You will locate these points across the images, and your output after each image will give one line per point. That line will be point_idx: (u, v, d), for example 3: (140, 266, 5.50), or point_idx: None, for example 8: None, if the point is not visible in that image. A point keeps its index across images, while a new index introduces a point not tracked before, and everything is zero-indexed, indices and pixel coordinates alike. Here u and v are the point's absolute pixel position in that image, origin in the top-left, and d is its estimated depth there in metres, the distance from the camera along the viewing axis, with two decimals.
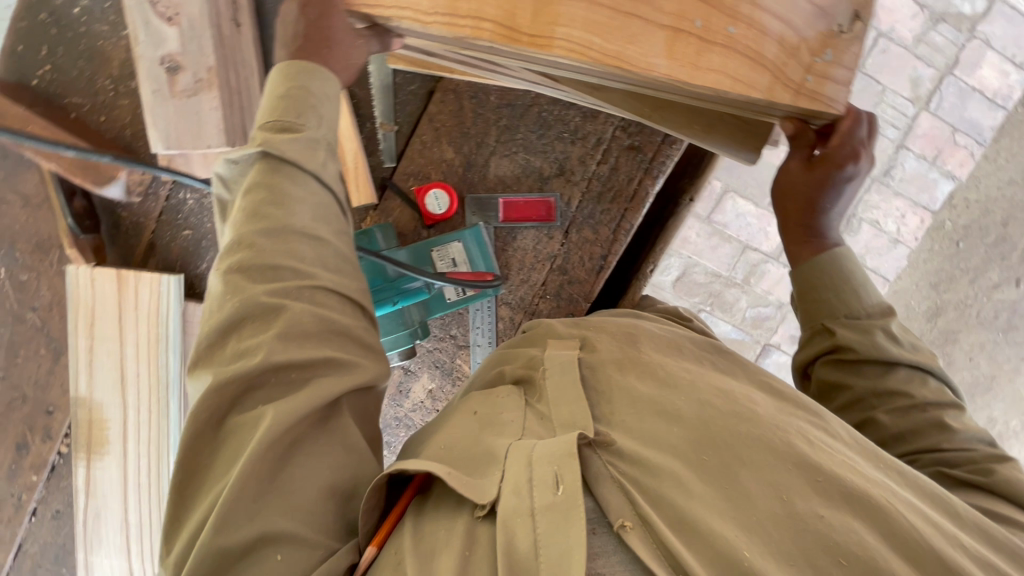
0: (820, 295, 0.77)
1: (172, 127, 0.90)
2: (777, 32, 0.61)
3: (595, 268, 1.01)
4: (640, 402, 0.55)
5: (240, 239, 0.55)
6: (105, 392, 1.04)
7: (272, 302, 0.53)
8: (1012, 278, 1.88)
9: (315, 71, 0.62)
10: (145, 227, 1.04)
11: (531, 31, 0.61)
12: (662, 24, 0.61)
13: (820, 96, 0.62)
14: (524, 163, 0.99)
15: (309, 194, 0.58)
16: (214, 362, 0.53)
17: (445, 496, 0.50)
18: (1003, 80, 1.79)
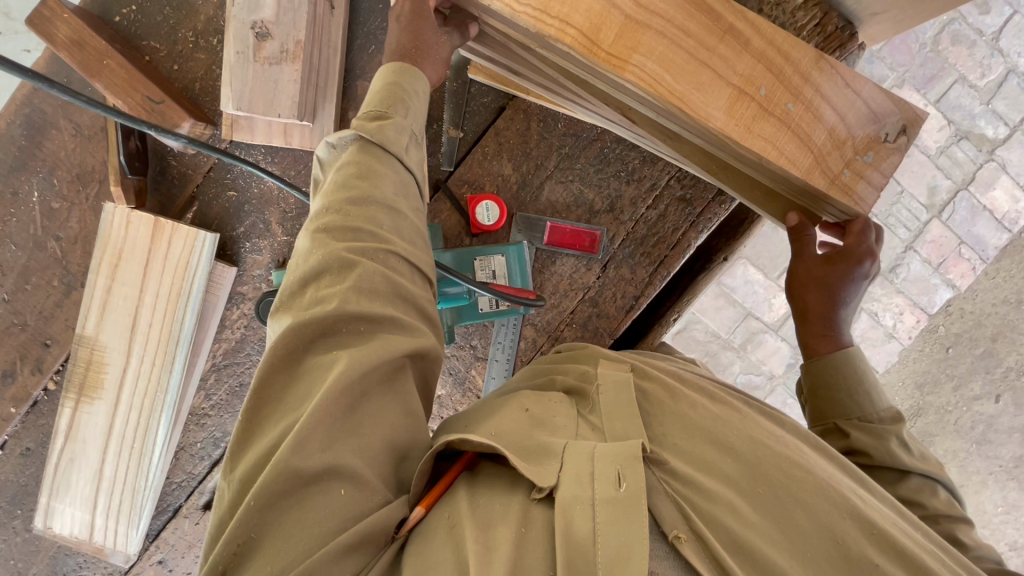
0: (833, 394, 0.80)
1: (246, 88, 0.91)
2: (829, 123, 0.70)
3: (625, 306, 1.02)
4: (694, 429, 0.56)
5: (329, 205, 0.60)
6: (112, 336, 1.02)
7: (350, 258, 0.57)
8: (992, 392, 1.94)
9: (415, 75, 0.70)
10: (191, 179, 1.04)
11: (610, 51, 0.65)
12: (730, 82, 0.68)
13: (852, 191, 0.72)
14: (577, 193, 1.01)
15: (392, 172, 0.63)
16: (293, 306, 0.57)
17: (496, 474, 0.53)
18: (1012, 205, 1.88)
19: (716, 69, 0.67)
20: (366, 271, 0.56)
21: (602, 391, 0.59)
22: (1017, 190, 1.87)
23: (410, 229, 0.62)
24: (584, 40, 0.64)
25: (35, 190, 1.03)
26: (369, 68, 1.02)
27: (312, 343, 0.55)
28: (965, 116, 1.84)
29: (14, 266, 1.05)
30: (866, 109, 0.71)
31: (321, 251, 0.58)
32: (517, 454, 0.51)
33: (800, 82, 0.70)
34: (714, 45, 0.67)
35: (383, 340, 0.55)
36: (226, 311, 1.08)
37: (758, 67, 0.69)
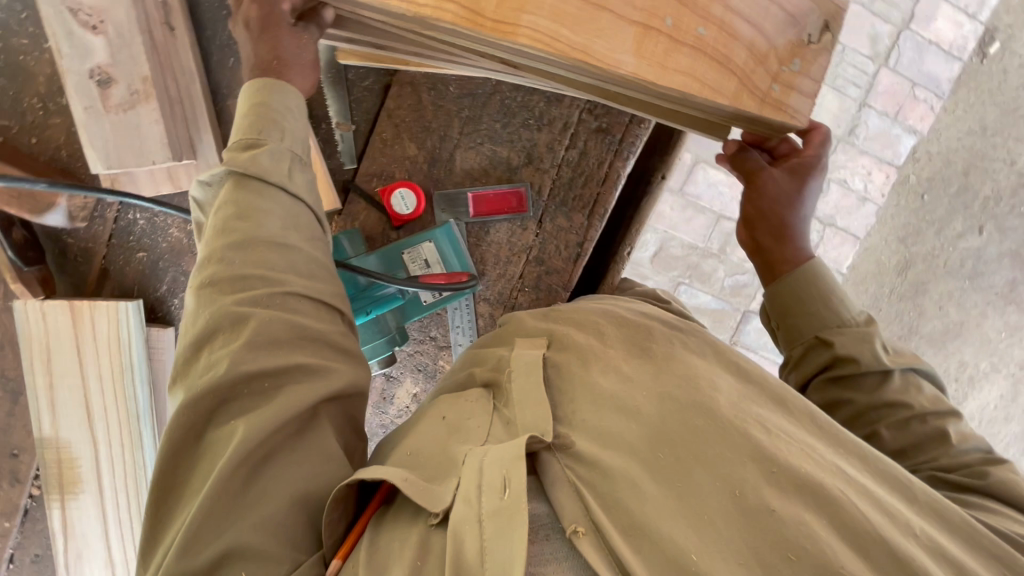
0: (806, 308, 0.74)
1: (107, 142, 0.84)
2: (747, 39, 0.65)
3: (572, 256, 0.98)
4: (603, 399, 0.54)
5: (209, 255, 0.58)
6: (72, 429, 0.99)
7: (240, 313, 0.55)
8: (975, 225, 1.92)
9: (284, 90, 0.65)
10: (94, 252, 0.98)
11: (496, 18, 0.61)
12: (632, 19, 0.63)
13: (785, 106, 0.67)
14: (490, 154, 0.96)
15: (276, 204, 0.60)
16: (188, 376, 0.56)
17: (401, 508, 0.50)
18: (957, 32, 1.80)
19: (616, 9, 0.63)
20: (258, 322, 0.55)
21: (514, 377, 0.56)
22: (960, 15, 1.79)
23: (306, 261, 0.60)
24: (465, 14, 0.61)
25: None
26: (236, 83, 0.94)
27: (216, 408, 0.54)
28: None
29: None
30: (783, 14, 0.65)
31: (211, 309, 0.56)
32: (412, 480, 0.48)
33: (707, 2, 0.64)
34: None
35: (292, 389, 0.54)
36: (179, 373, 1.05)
37: None
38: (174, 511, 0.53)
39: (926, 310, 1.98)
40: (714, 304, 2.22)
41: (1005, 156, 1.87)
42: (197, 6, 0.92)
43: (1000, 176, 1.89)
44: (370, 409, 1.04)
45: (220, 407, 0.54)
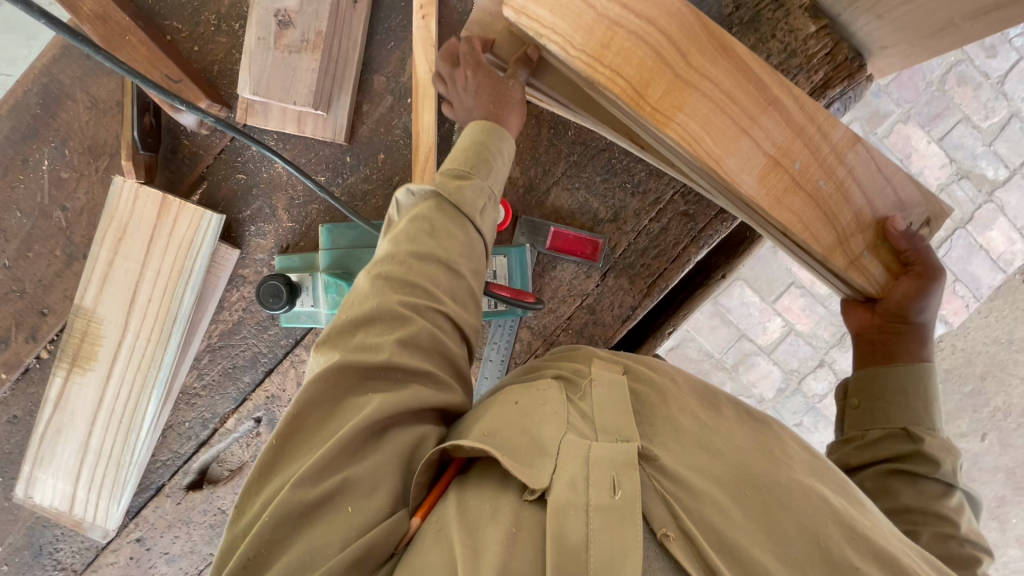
0: (891, 398, 0.82)
1: (261, 73, 0.92)
2: (857, 206, 0.74)
3: (621, 316, 1.03)
4: (686, 435, 0.62)
5: (396, 254, 0.66)
6: (110, 308, 1.01)
7: (404, 312, 0.62)
8: (978, 430, 1.97)
9: (501, 137, 0.79)
10: (201, 159, 1.05)
11: (655, 106, 0.66)
12: (766, 152, 0.70)
13: (864, 272, 0.77)
14: (582, 201, 1.02)
15: (465, 232, 0.69)
16: (340, 346, 0.62)
17: (486, 477, 0.56)
18: (1008, 246, 1.89)
19: (755, 137, 0.70)
20: (419, 329, 0.62)
21: (595, 386, 0.64)
22: (1014, 233, 1.89)
23: (464, 292, 0.68)
24: (631, 91, 0.66)
25: (45, 159, 1.04)
26: (386, 62, 1.02)
27: (353, 381, 0.60)
28: (967, 155, 1.86)
29: (18, 232, 1.06)
30: (894, 195, 0.75)
31: (378, 301, 0.63)
32: (512, 458, 0.54)
33: (835, 162, 0.73)
34: (754, 116, 0.70)
35: (418, 389, 0.60)
36: (226, 293, 1.09)
37: (795, 141, 0.72)
38: (288, 460, 0.58)
39: None
40: None
41: None
42: None
43: (1014, 392, 1.94)
44: None
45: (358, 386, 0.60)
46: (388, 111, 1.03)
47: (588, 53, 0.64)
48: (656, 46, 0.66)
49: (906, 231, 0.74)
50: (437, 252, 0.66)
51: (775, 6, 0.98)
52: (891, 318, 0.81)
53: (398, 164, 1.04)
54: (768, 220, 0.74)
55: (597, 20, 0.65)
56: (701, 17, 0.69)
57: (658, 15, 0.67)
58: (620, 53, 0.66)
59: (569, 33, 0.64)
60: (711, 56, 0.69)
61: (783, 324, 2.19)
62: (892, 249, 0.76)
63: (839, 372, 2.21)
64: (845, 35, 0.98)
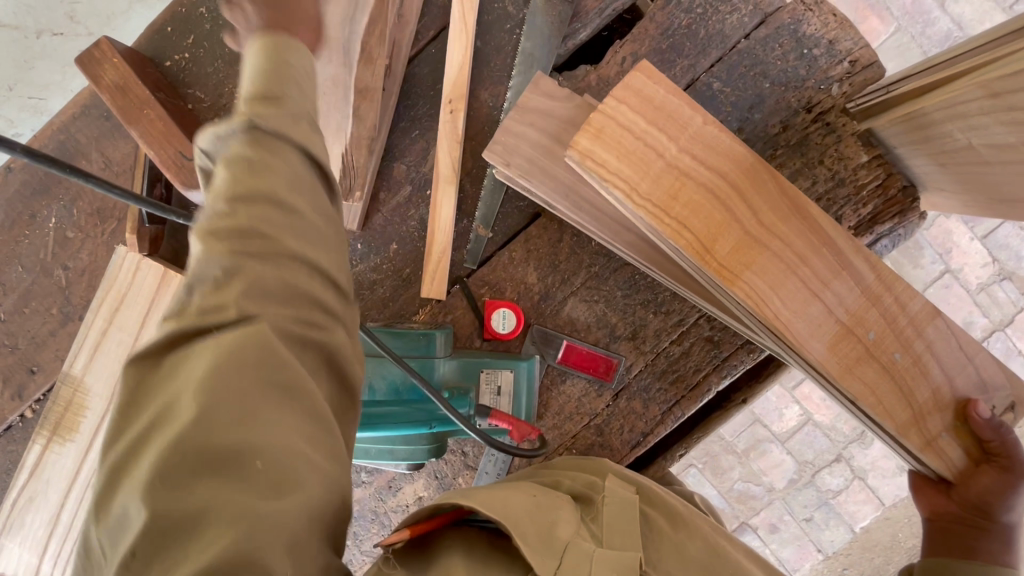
0: None
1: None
2: (936, 382, 0.68)
3: (631, 441, 0.96)
4: (687, 560, 0.69)
5: (216, 185, 0.42)
6: (98, 379, 0.97)
7: (251, 196, 0.41)
8: None
9: (323, 13, 0.61)
10: None
11: (722, 262, 0.67)
12: (837, 318, 0.67)
13: (944, 455, 0.68)
14: (600, 314, 0.96)
15: (304, 100, 0.48)
16: (168, 322, 0.40)
17: (491, 557, 0.60)
18: None
19: (828, 302, 0.67)
20: (285, 248, 0.42)
21: (607, 502, 0.71)
22: None
23: (329, 217, 0.47)
24: (696, 243, 0.67)
25: (53, 217, 1.02)
26: (409, 150, 0.98)
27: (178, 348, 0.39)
28: (1011, 257, 1.76)
29: (17, 287, 1.03)
30: (976, 375, 0.69)
31: (199, 254, 0.41)
32: (530, 541, 0.59)
33: (912, 335, 0.68)
34: (825, 279, 0.68)
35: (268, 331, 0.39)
36: None
37: (868, 309, 0.68)
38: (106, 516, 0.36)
39: None
40: (717, 501, 2.13)
41: None
42: (412, 76, 0.98)
43: None
44: (373, 490, 1.02)
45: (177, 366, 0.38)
46: (405, 201, 0.99)
47: (653, 201, 0.67)
48: (723, 196, 0.69)
49: (991, 419, 0.66)
50: (247, 146, 0.44)
51: (826, 131, 0.92)
52: (970, 510, 0.70)
53: (410, 256, 0.99)
54: (833, 387, 0.69)
55: (666, 169, 0.68)
56: (774, 172, 0.71)
57: (726, 161, 0.70)
58: (688, 202, 0.68)
59: (637, 183, 0.66)
60: (783, 214, 0.70)
61: (800, 413, 2.10)
62: (974, 433, 0.68)
63: (856, 469, 2.09)
64: (899, 167, 0.91)
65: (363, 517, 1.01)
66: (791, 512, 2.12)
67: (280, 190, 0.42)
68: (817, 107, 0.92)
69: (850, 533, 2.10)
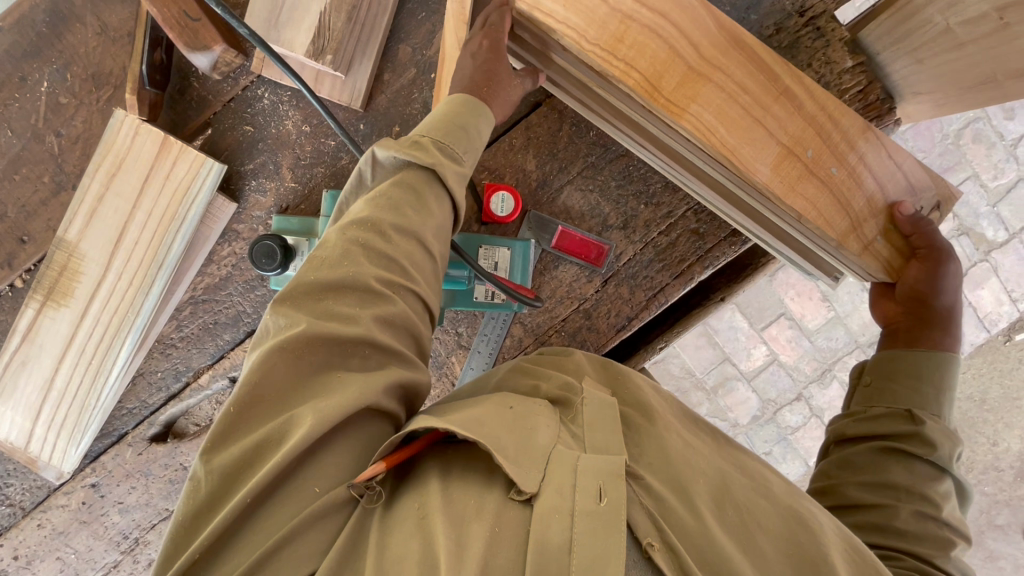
0: (903, 379, 0.76)
1: (282, 8, 0.88)
2: (869, 191, 0.72)
3: (616, 325, 1.02)
4: (671, 450, 0.60)
5: (371, 217, 0.61)
6: (94, 246, 0.97)
7: (383, 290, 0.59)
8: None
9: (478, 111, 0.72)
10: (209, 105, 1.01)
11: (671, 97, 0.69)
12: (780, 141, 0.70)
13: (879, 257, 0.75)
14: (593, 203, 1.01)
15: (442, 212, 0.65)
16: (304, 313, 0.57)
17: (470, 471, 0.55)
18: (996, 307, 1.79)
19: (770, 126, 0.70)
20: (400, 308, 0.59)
21: (586, 404, 0.62)
22: (1003, 295, 1.78)
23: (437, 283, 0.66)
24: (646, 84, 0.69)
25: (45, 81, 1.00)
26: (414, 33, 0.99)
27: (309, 364, 0.55)
28: (969, 213, 1.77)
29: (6, 152, 1.01)
30: (904, 181, 0.74)
31: (367, 213, 0.62)
32: (508, 454, 0.53)
33: (846, 149, 0.72)
34: (767, 104, 0.70)
35: (386, 383, 0.56)
36: (217, 247, 1.05)
37: (808, 130, 0.71)
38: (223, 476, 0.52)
39: None
40: None
41: (991, 435, 1.84)
42: None
43: (979, 450, 1.85)
44: None
45: (295, 389, 0.55)
46: (409, 83, 1.00)
47: (601, 45, 0.69)
48: (665, 34, 0.69)
49: (913, 214, 0.72)
50: (406, 223, 0.62)
51: (816, 35, 0.97)
52: (912, 303, 0.77)
53: None
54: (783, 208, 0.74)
55: (611, 13, 0.69)
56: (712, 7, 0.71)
57: (672, 10, 0.69)
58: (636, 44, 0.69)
59: (582, 28, 0.69)
60: (726, 48, 0.70)
61: (767, 353, 2.22)
62: (902, 232, 0.74)
63: (815, 408, 2.22)
64: (880, 75, 0.96)
65: None
66: (751, 445, 2.26)
67: (424, 229, 0.63)
68: (809, 12, 0.97)
69: (804, 468, 2.25)
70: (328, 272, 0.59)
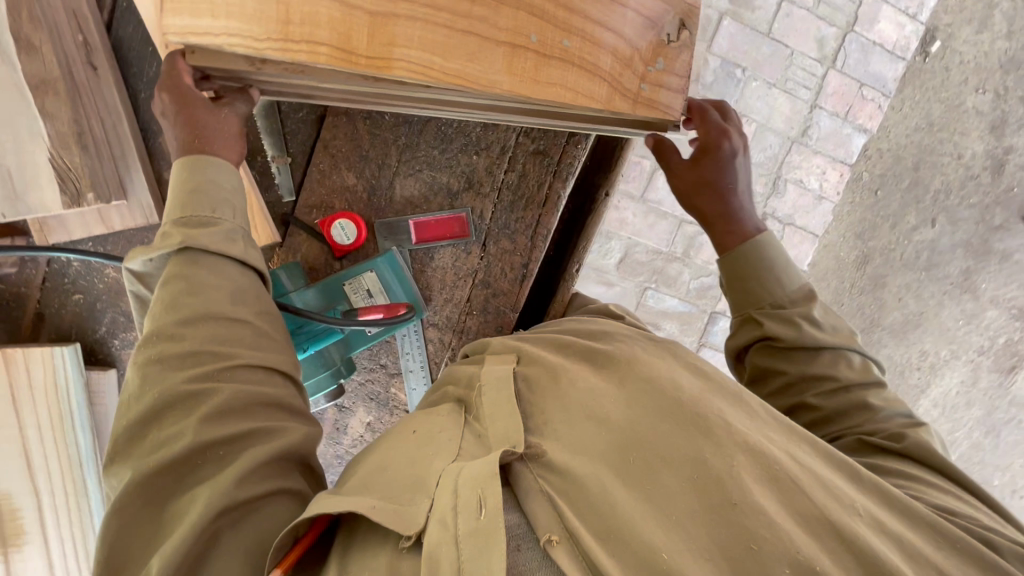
0: (744, 282, 0.79)
1: (10, 175, 0.78)
2: (610, 44, 0.67)
3: (518, 277, 0.98)
4: (572, 407, 0.56)
5: (160, 330, 0.59)
6: (12, 479, 0.93)
7: (195, 389, 0.57)
8: (928, 218, 1.68)
9: (208, 163, 0.67)
10: (28, 296, 0.97)
11: (369, 54, 0.61)
12: (499, 40, 0.64)
13: (657, 104, 0.70)
14: (430, 180, 0.95)
15: (225, 280, 0.63)
16: (134, 454, 0.56)
17: (373, 527, 0.50)
18: (899, 32, 1.58)
19: (479, 30, 0.63)
20: (222, 393, 0.57)
21: (484, 390, 0.60)
22: (901, 16, 1.57)
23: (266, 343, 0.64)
24: (339, 52, 0.61)
25: None
26: None
27: (159, 490, 0.54)
28: None
29: None
30: (641, 17, 0.68)
31: (154, 328, 0.60)
32: (400, 499, 0.49)
33: (568, 14, 0.66)
34: (464, 9, 0.63)
35: (241, 468, 0.54)
36: None
37: (519, 14, 0.64)
38: None
39: (909, 336, 1.79)
40: None
41: (953, 150, 1.64)
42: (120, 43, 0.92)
43: (948, 169, 1.66)
44: (325, 438, 1.04)
45: (158, 522, 0.54)
46: None
47: (271, 33, 0.60)
48: None
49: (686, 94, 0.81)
50: (187, 312, 0.60)
51: None
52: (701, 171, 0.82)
53: None
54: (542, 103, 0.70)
55: None
56: None
57: None
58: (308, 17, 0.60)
59: (245, 25, 0.60)
60: None
61: None
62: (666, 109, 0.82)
63: None
64: None
65: (332, 466, 1.05)
66: None
67: (216, 305, 0.61)
68: None
69: None
70: (134, 410, 0.57)
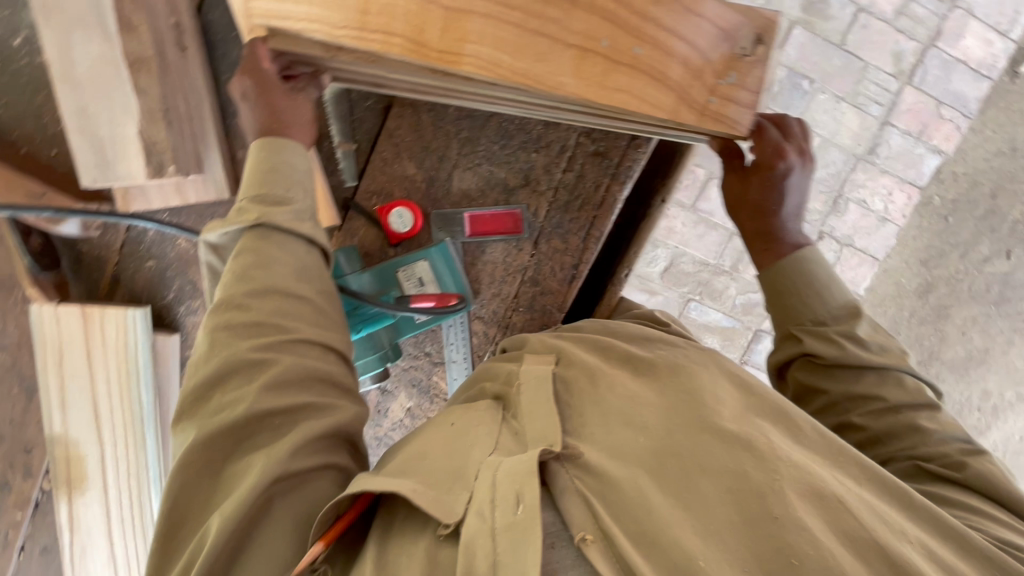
0: (783, 300, 0.76)
1: (105, 147, 0.85)
2: (682, 57, 0.66)
3: (567, 277, 0.98)
4: (611, 414, 0.56)
5: (230, 299, 0.62)
6: (82, 429, 1.01)
7: (259, 357, 0.59)
8: (1005, 249, 1.58)
9: (284, 145, 0.70)
10: (107, 259, 1.04)
11: (440, 48, 0.62)
12: (570, 44, 0.63)
13: (724, 117, 0.69)
14: (487, 175, 0.97)
15: (293, 257, 0.66)
16: (196, 415, 0.59)
17: (411, 516, 0.51)
18: (987, 49, 1.50)
19: (551, 33, 0.62)
20: (283, 365, 0.60)
21: (524, 388, 0.61)
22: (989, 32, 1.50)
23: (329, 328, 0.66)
24: (412, 44, 0.62)
25: None
26: None
27: (219, 451, 0.57)
28: None
29: None
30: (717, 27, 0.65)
31: (224, 296, 0.63)
32: (440, 486, 0.50)
33: (643, 18, 0.63)
34: (537, 9, 0.62)
35: (294, 442, 0.57)
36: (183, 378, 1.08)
37: (596, 18, 0.62)
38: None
39: (974, 373, 1.67)
40: None
41: None
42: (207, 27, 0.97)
43: None
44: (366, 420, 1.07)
45: (216, 479, 0.57)
46: None
47: (351, 24, 0.62)
48: None
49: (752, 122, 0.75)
50: (255, 286, 0.63)
51: None
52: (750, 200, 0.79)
53: None
54: (604, 107, 0.69)
55: None
56: None
57: None
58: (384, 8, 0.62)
59: (326, 14, 0.62)
60: None
61: None
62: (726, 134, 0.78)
63: None
64: None
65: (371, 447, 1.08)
66: None
67: (283, 281, 0.64)
68: None
69: None
70: (200, 375, 0.60)
